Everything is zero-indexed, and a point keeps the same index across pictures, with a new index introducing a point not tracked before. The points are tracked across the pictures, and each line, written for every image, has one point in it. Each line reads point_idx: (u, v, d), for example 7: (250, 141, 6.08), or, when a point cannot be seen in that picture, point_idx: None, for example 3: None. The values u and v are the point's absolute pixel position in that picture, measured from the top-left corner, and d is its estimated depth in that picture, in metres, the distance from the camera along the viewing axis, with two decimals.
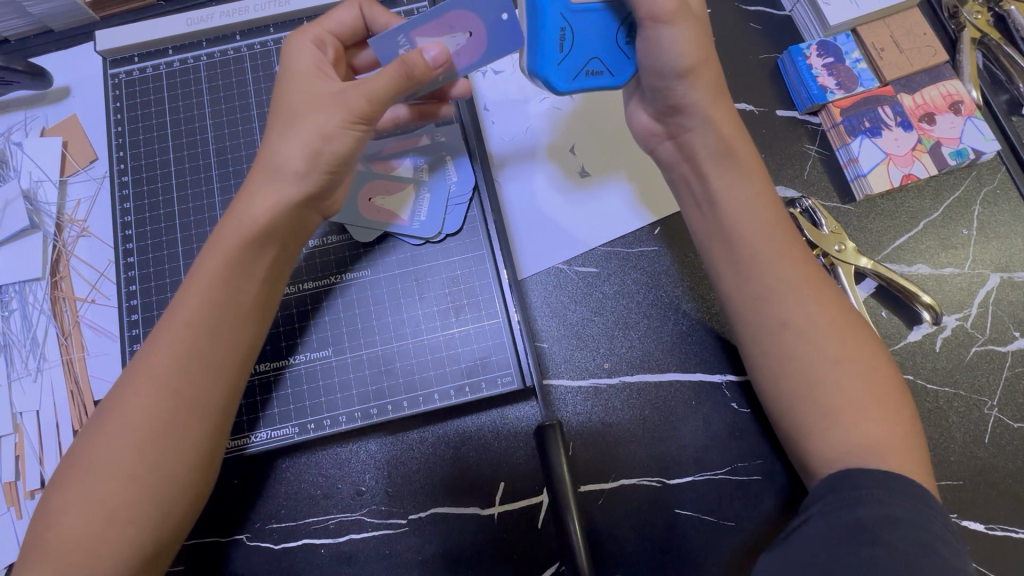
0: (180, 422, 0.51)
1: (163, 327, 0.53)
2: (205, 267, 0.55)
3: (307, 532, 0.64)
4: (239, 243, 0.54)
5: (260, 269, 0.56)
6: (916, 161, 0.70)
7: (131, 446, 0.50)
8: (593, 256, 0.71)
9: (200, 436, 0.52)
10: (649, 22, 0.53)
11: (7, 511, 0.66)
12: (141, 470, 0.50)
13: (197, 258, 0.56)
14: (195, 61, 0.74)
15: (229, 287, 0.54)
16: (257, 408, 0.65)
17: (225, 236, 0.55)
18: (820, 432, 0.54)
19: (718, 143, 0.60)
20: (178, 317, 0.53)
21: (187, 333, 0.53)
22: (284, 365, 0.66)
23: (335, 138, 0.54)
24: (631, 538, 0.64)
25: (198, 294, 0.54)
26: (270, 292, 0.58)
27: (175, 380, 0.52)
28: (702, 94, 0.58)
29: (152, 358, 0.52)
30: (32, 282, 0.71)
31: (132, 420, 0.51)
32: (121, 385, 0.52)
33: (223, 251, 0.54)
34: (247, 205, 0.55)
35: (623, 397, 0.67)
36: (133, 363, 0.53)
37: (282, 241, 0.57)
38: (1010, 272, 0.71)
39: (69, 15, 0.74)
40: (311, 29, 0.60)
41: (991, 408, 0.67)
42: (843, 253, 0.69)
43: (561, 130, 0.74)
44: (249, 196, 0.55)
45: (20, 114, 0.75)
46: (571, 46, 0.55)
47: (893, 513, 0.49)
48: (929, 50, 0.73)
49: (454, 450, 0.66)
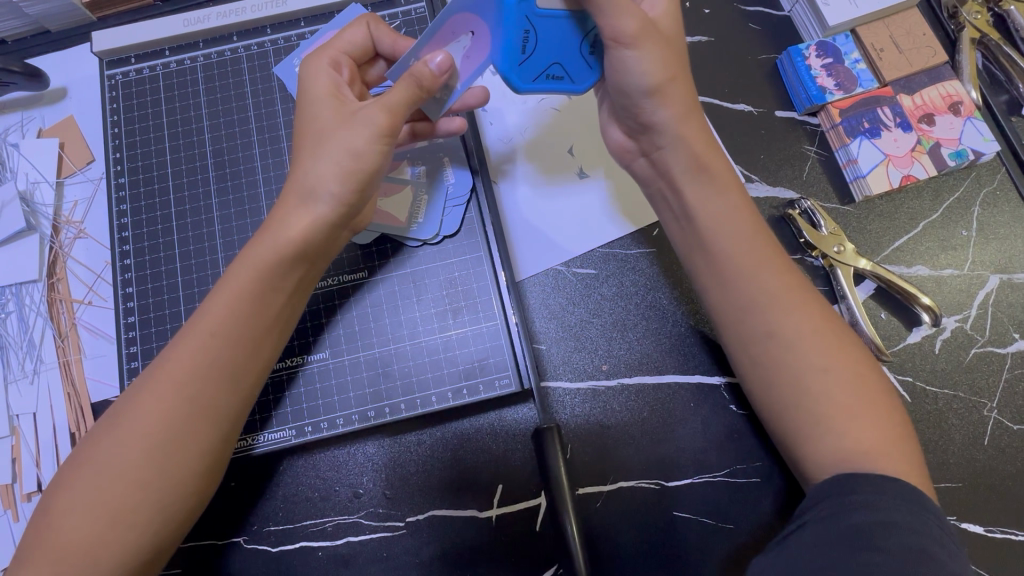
0: (190, 429, 0.51)
1: (186, 332, 0.53)
2: (232, 279, 0.54)
3: (305, 535, 0.64)
4: (268, 255, 0.54)
5: (288, 284, 0.56)
6: (916, 162, 0.70)
7: (141, 451, 0.50)
8: (591, 258, 0.71)
9: (207, 443, 0.52)
10: (613, 44, 0.53)
11: (4, 514, 0.66)
12: (147, 473, 0.50)
13: (227, 268, 0.56)
14: (192, 62, 0.73)
15: (249, 298, 0.54)
16: (253, 411, 0.64)
17: (258, 251, 0.54)
18: (817, 436, 0.54)
19: (691, 160, 0.59)
20: (203, 326, 0.53)
21: (210, 342, 0.53)
22: (281, 368, 0.65)
23: (364, 155, 0.54)
24: (630, 541, 0.64)
25: (224, 305, 0.53)
26: (292, 303, 0.58)
27: (193, 389, 0.52)
28: (671, 111, 0.57)
29: (173, 364, 0.52)
30: (28, 284, 0.71)
31: (145, 424, 0.50)
32: (137, 386, 0.52)
33: (255, 267, 0.54)
34: (285, 220, 0.55)
35: (622, 400, 0.67)
36: (153, 366, 0.53)
37: (312, 259, 0.57)
38: (1010, 274, 0.71)
39: (66, 15, 0.74)
40: (325, 53, 0.61)
41: (990, 410, 0.67)
42: (842, 255, 0.69)
43: (559, 130, 0.74)
44: (283, 214, 0.55)
45: (17, 115, 0.75)
46: (534, 47, 0.53)
47: (892, 518, 0.48)
48: (928, 51, 0.73)
49: (453, 452, 0.66)
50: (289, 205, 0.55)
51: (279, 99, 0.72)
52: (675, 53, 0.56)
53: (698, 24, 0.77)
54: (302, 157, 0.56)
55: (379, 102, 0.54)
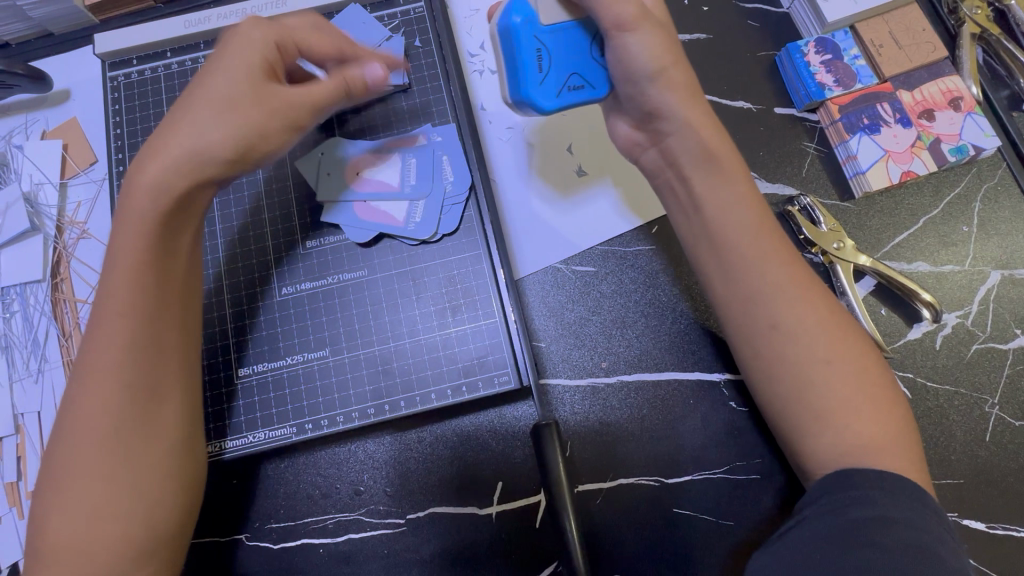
0: (141, 411, 0.51)
1: (98, 324, 0.52)
2: (124, 256, 0.53)
3: (306, 532, 0.65)
4: (158, 219, 0.53)
5: (181, 242, 0.56)
6: (915, 158, 0.70)
7: (96, 446, 0.50)
8: (591, 256, 0.71)
9: (165, 419, 0.53)
10: (614, 31, 0.55)
11: (9, 512, 0.66)
12: (116, 464, 0.50)
13: (111, 248, 0.54)
14: (193, 63, 0.74)
15: (152, 268, 0.53)
16: (223, 416, 0.65)
17: (138, 214, 0.53)
18: (815, 432, 0.54)
19: (701, 148, 0.58)
20: (111, 309, 0.52)
21: (123, 323, 0.51)
22: (234, 378, 0.65)
23: (270, 136, 0.55)
24: (630, 537, 0.64)
25: (130, 283, 0.52)
26: (186, 261, 0.57)
27: (122, 369, 0.51)
28: (677, 96, 0.57)
29: (94, 352, 0.51)
30: (33, 284, 0.72)
31: (88, 417, 0.50)
32: (71, 391, 0.51)
33: (147, 236, 0.53)
34: (164, 183, 0.53)
35: (621, 396, 0.67)
36: (77, 367, 0.52)
37: (190, 214, 0.56)
38: (1011, 269, 0.70)
39: (70, 18, 0.75)
40: (268, 31, 0.57)
41: (992, 406, 0.67)
42: (841, 251, 0.68)
43: (560, 129, 0.74)
44: (153, 171, 0.53)
45: (21, 117, 0.76)
46: (549, 65, 0.57)
47: (889, 515, 0.48)
48: (928, 46, 0.72)
49: (452, 449, 0.67)
50: (152, 168, 0.53)
51: None
52: (673, 41, 0.58)
53: (697, 20, 0.77)
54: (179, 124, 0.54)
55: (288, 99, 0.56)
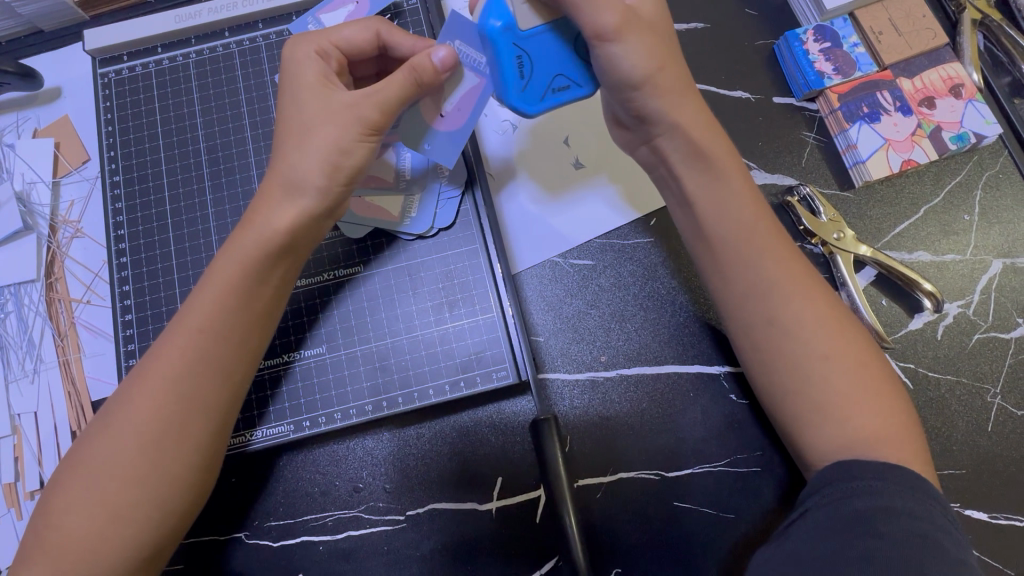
0: (185, 422, 0.51)
1: (174, 332, 0.53)
2: (218, 273, 0.54)
3: (306, 529, 0.64)
4: (258, 251, 0.54)
5: None
6: (916, 146, 0.69)
7: (133, 447, 0.50)
8: (588, 248, 0.70)
9: (201, 437, 0.52)
10: (597, 41, 0.51)
11: (8, 512, 0.66)
12: (140, 469, 0.50)
13: (213, 261, 0.55)
14: (185, 59, 0.73)
15: (237, 293, 0.54)
16: (251, 406, 0.64)
17: (240, 243, 0.54)
18: (816, 424, 0.54)
19: (688, 147, 0.57)
20: (192, 322, 0.53)
21: (199, 339, 0.53)
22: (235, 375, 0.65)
23: (350, 150, 0.54)
24: (631, 530, 0.64)
25: (211, 302, 0.53)
26: (269, 297, 0.56)
27: (181, 381, 0.52)
28: (664, 101, 0.55)
29: (161, 359, 0.52)
30: (27, 284, 0.71)
31: (136, 422, 0.51)
32: (131, 385, 0.52)
33: (241, 260, 0.54)
34: (269, 213, 0.54)
35: (621, 389, 0.67)
36: (139, 367, 0.53)
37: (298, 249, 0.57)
38: (1012, 258, 0.70)
39: (58, 14, 0.74)
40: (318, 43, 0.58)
41: (994, 396, 0.66)
42: (842, 241, 0.68)
43: (555, 119, 0.73)
44: (268, 203, 0.54)
45: (12, 116, 0.75)
46: (531, 71, 0.55)
47: (892, 505, 0.48)
48: (928, 33, 0.71)
49: (452, 445, 0.66)
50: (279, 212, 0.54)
51: (272, 95, 0.72)
52: (660, 42, 0.54)
53: (694, 9, 0.76)
54: (284, 150, 0.55)
55: (369, 98, 0.54)
